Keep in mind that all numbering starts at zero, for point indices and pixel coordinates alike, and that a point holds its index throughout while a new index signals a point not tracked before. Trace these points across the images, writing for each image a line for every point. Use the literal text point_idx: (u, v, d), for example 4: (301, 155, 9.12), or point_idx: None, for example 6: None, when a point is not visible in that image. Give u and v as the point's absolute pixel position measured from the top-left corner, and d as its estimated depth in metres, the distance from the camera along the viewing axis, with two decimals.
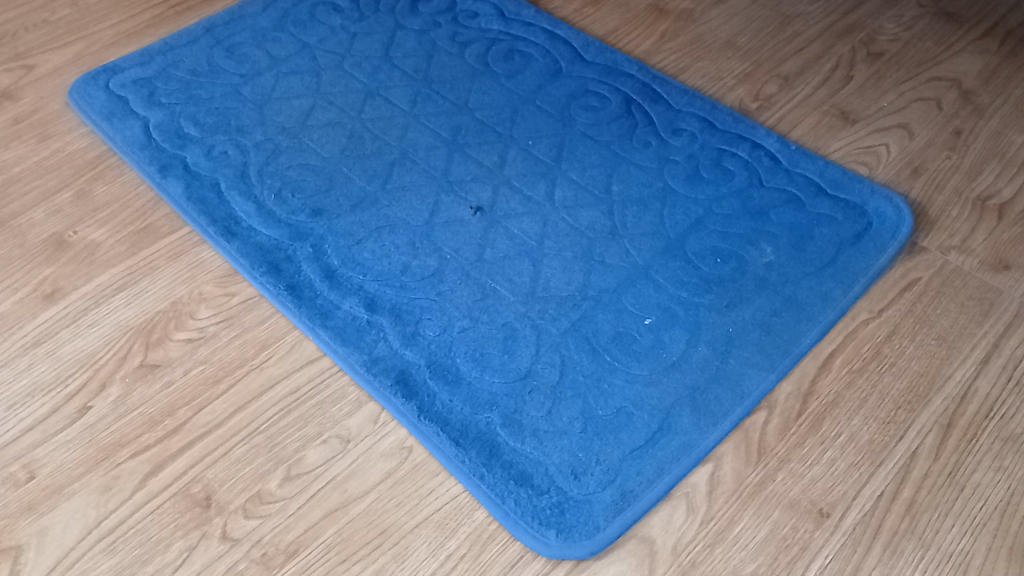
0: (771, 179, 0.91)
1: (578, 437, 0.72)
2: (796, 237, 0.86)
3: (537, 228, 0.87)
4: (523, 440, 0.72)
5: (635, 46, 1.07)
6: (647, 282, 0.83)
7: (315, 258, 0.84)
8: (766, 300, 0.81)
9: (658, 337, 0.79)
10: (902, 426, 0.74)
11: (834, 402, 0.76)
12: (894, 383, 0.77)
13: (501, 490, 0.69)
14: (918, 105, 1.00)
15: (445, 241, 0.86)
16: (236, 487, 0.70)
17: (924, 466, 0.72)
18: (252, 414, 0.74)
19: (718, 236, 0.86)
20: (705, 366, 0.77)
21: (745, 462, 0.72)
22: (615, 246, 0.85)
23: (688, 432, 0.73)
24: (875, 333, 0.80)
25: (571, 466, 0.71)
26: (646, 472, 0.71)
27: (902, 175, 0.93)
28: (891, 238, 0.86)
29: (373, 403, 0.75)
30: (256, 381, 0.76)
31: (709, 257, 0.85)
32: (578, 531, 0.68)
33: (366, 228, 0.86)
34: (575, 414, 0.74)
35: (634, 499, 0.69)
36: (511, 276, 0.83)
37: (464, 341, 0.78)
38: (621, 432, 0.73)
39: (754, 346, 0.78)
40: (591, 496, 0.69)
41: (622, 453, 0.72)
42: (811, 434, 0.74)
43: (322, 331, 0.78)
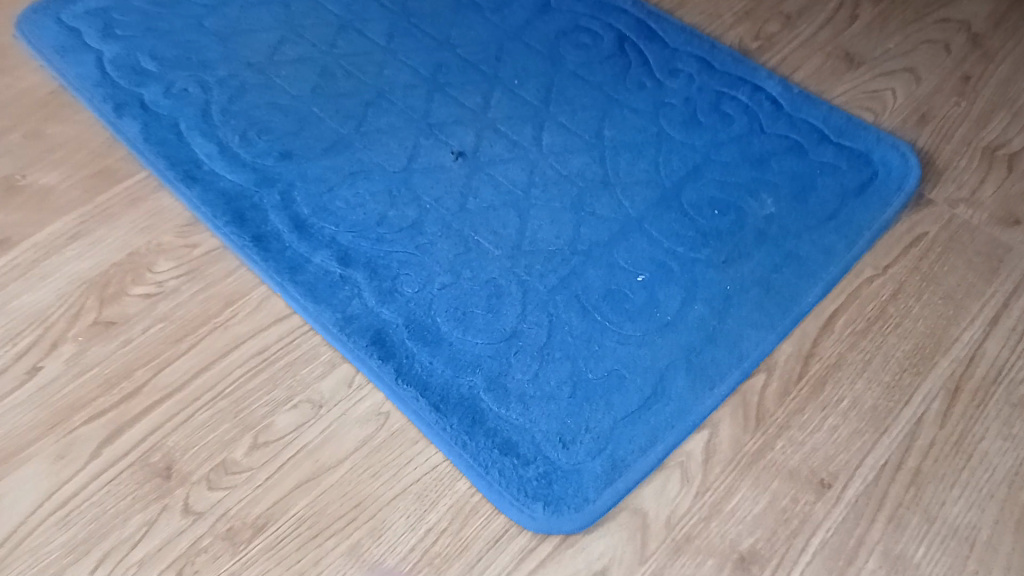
0: (772, 125, 0.86)
1: (566, 402, 0.68)
2: (798, 187, 0.81)
3: (524, 176, 0.81)
4: (508, 406, 0.68)
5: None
6: (640, 236, 0.78)
7: (283, 207, 0.78)
8: (766, 255, 0.77)
9: (652, 294, 0.74)
10: (907, 391, 0.71)
11: (837, 364, 0.71)
12: (899, 345, 0.73)
13: (484, 460, 0.65)
14: (925, 49, 0.94)
15: (424, 189, 0.80)
16: (200, 456, 0.65)
17: (930, 434, 0.69)
18: (216, 376, 0.69)
19: (716, 186, 0.81)
20: (702, 326, 0.72)
21: (742, 429, 0.68)
22: (606, 196, 0.80)
23: (683, 397, 0.69)
24: (879, 291, 0.76)
25: (559, 433, 0.67)
26: (639, 439, 0.67)
27: (908, 122, 0.88)
28: (896, 191, 0.81)
29: (347, 365, 0.70)
30: (220, 340, 0.70)
31: (707, 208, 0.79)
32: (566, 503, 0.63)
33: (339, 175, 0.80)
34: (563, 377, 0.69)
35: (625, 469, 0.65)
36: (496, 228, 0.78)
37: (445, 299, 0.73)
38: (612, 395, 0.69)
39: (754, 304, 0.74)
40: (579, 466, 0.65)
41: (613, 420, 0.67)
42: (813, 399, 0.70)
43: (292, 287, 0.73)
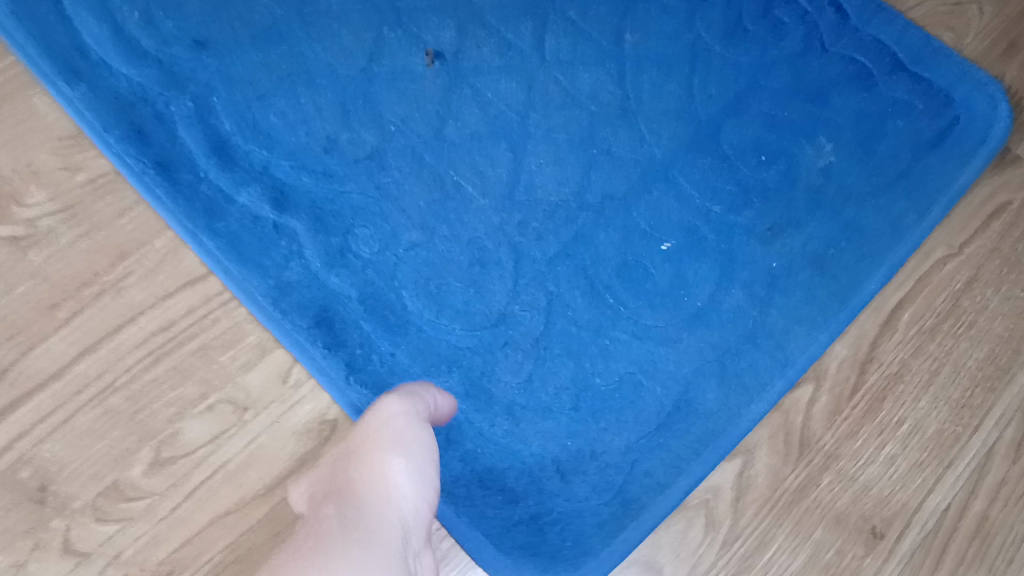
0: (837, 43, 0.66)
1: (566, 418, 0.55)
2: (863, 132, 0.64)
3: (520, 96, 0.62)
4: (494, 421, 0.54)
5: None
6: (666, 188, 0.61)
7: (199, 120, 0.58)
8: (820, 226, 0.61)
9: (679, 271, 0.59)
10: (978, 414, 0.58)
11: (898, 375, 0.58)
12: (972, 352, 0.59)
13: (462, 496, 0.53)
14: None
15: (388, 105, 0.60)
16: (83, 474, 0.49)
17: (1000, 470, 0.56)
18: (107, 361, 0.52)
19: (764, 123, 0.64)
20: (739, 319, 0.58)
21: (782, 459, 0.55)
22: (624, 132, 0.62)
23: (715, 414, 0.56)
24: (952, 278, 0.61)
25: (557, 460, 0.54)
26: (653, 471, 0.54)
27: (993, 52, 0.69)
28: (978, 147, 0.63)
29: (281, 351, 0.54)
30: (112, 309, 0.53)
31: (752, 154, 0.63)
32: (562, 558, 0.52)
33: (273, 77, 0.60)
34: (564, 383, 0.55)
35: (638, 513, 0.53)
36: (482, 168, 0.60)
37: (412, 265, 0.57)
38: (624, 411, 0.55)
39: (802, 292, 0.59)
40: (581, 506, 0.53)
41: (626, 444, 0.55)
42: (868, 421, 0.57)
43: (208, 239, 0.55)
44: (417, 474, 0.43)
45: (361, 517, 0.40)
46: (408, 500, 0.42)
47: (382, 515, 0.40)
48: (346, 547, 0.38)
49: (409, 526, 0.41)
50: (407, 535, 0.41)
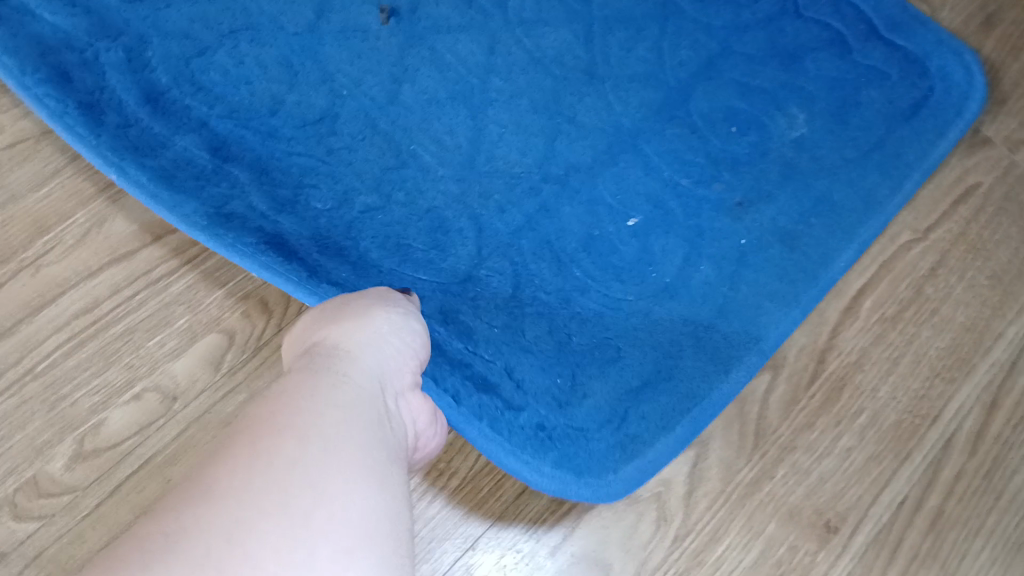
0: (812, 5, 0.63)
1: (549, 358, 0.52)
2: (838, 100, 0.61)
3: (481, 58, 0.58)
4: (478, 342, 0.51)
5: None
6: (632, 159, 0.58)
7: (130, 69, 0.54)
8: (791, 199, 0.58)
9: (647, 246, 0.56)
10: (937, 405, 0.56)
11: (858, 364, 0.57)
12: (933, 341, 0.58)
13: (462, 392, 0.49)
14: None
15: (338, 62, 0.56)
16: (2, 466, 0.46)
17: (956, 464, 0.55)
18: (26, 344, 0.48)
19: (735, 90, 0.61)
20: (711, 294, 0.56)
21: (737, 450, 0.54)
22: (590, 97, 0.59)
23: (694, 377, 0.53)
24: (917, 264, 0.60)
25: (550, 392, 0.52)
26: (651, 412, 0.52)
27: (969, 23, 0.66)
28: (956, 116, 0.61)
29: (214, 335, 0.50)
30: (31, 288, 0.49)
31: (722, 122, 0.60)
32: (585, 462, 0.50)
33: (215, 32, 0.56)
34: (542, 330, 0.53)
35: (642, 447, 0.51)
36: (440, 135, 0.56)
37: (370, 227, 0.53)
38: (609, 364, 0.53)
39: (774, 267, 0.56)
40: (584, 431, 0.51)
41: (616, 392, 0.53)
42: (826, 412, 0.55)
43: (135, 171, 0.50)
44: (403, 335, 0.39)
45: (346, 350, 0.36)
46: (400, 346, 0.39)
47: (364, 356, 0.36)
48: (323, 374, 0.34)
49: (391, 373, 0.37)
50: (398, 375, 0.37)
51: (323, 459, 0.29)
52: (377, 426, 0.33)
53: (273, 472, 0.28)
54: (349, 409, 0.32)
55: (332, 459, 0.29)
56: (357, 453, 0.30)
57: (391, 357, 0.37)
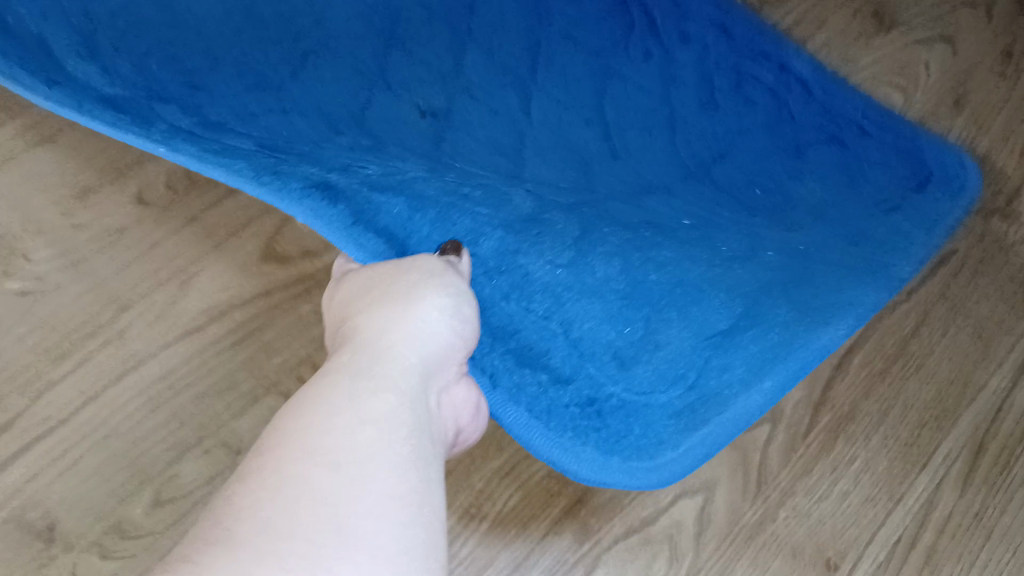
0: (804, 113, 0.69)
1: (617, 305, 0.55)
2: (852, 175, 0.64)
3: (513, 138, 0.62)
4: (530, 297, 0.54)
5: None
6: (665, 195, 0.61)
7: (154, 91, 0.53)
8: (834, 232, 0.60)
9: (707, 232, 0.59)
10: (926, 451, 0.62)
11: (850, 415, 0.62)
12: (920, 392, 0.63)
13: (498, 365, 0.51)
14: (965, 11, 0.82)
15: (387, 136, 0.59)
16: (89, 513, 0.53)
17: (948, 505, 0.60)
18: (110, 407, 0.56)
19: (744, 174, 0.64)
20: (785, 265, 0.57)
21: (741, 494, 0.59)
22: (617, 171, 0.62)
23: (781, 324, 0.54)
24: (901, 322, 0.65)
25: (614, 347, 0.55)
26: (725, 369, 0.54)
27: (940, 107, 0.77)
28: (958, 195, 0.65)
29: (271, 397, 0.57)
30: (113, 358, 0.57)
31: (744, 187, 0.63)
32: (635, 443, 0.52)
33: (261, 102, 0.56)
34: (612, 270, 0.55)
35: (717, 405, 0.52)
36: (491, 164, 0.60)
37: (427, 184, 0.53)
38: (691, 302, 0.55)
39: (835, 271, 0.57)
40: (648, 396, 0.54)
41: (692, 340, 0.55)
42: (822, 458, 0.60)
43: (184, 146, 0.49)
44: (451, 314, 0.41)
45: (392, 347, 0.38)
46: (439, 336, 0.40)
47: (406, 349, 0.38)
48: (369, 376, 0.35)
49: (432, 366, 0.39)
50: (427, 370, 0.38)
51: (356, 496, 0.30)
52: (418, 430, 0.35)
53: (302, 514, 0.29)
54: (386, 426, 0.34)
55: (359, 487, 0.31)
56: (383, 473, 0.32)
57: (433, 348, 0.39)
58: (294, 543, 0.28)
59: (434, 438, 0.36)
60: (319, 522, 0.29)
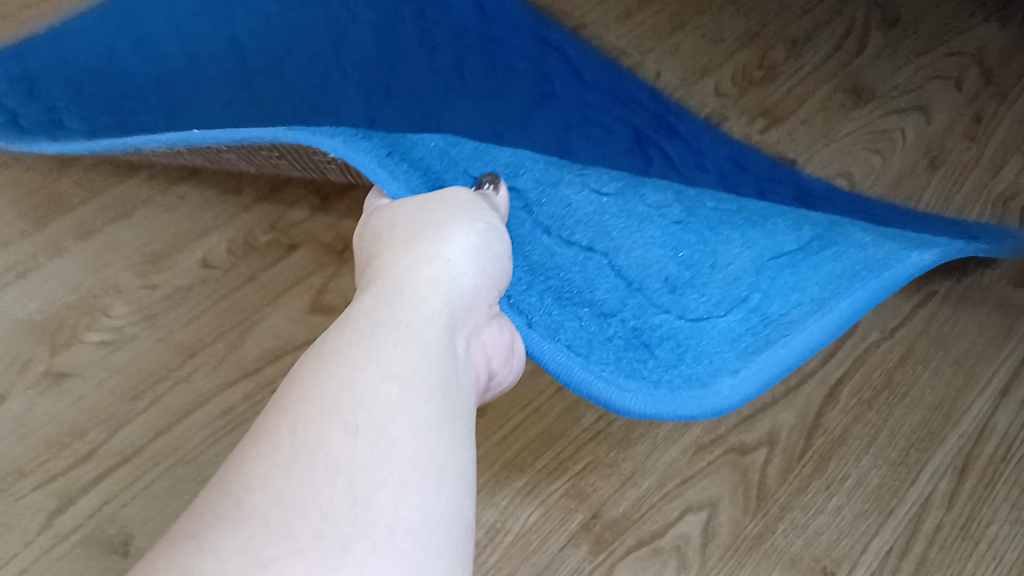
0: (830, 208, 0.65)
1: (668, 231, 0.63)
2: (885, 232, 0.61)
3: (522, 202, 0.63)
4: (578, 232, 0.64)
5: (603, 26, 0.92)
6: (699, 198, 0.64)
7: (195, 145, 0.63)
8: (859, 230, 0.61)
9: (745, 195, 0.64)
10: (914, 470, 0.67)
11: (841, 439, 0.68)
12: (907, 418, 0.69)
13: (541, 302, 0.61)
14: (935, 85, 0.91)
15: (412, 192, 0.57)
16: (158, 531, 0.60)
17: (937, 517, 0.65)
18: (178, 439, 0.63)
19: (765, 244, 0.62)
20: (814, 223, 0.62)
21: (742, 510, 0.64)
22: (648, 188, 0.65)
23: (822, 272, 0.60)
24: (887, 356, 0.72)
25: (664, 271, 0.63)
26: (786, 294, 0.61)
27: (917, 167, 0.84)
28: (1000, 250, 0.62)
29: None
30: (181, 397, 0.65)
31: (776, 222, 0.62)
32: (687, 370, 0.60)
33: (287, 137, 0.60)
34: (663, 197, 0.64)
35: (755, 353, 0.59)
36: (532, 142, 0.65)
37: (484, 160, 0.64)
38: (748, 227, 0.63)
39: (863, 256, 0.59)
40: (699, 321, 0.62)
41: (739, 266, 0.62)
42: (817, 477, 0.66)
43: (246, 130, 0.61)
44: (474, 250, 0.49)
45: (415, 296, 0.43)
46: (460, 281, 0.46)
47: (430, 294, 0.44)
48: (395, 330, 0.40)
49: (455, 309, 0.45)
50: (451, 319, 0.44)
51: (372, 462, 0.34)
52: (440, 381, 0.40)
53: (325, 479, 0.33)
54: (407, 384, 0.38)
55: (381, 456, 0.34)
56: (407, 441, 0.36)
57: (455, 291, 0.45)
58: (316, 512, 0.32)
59: (455, 373, 0.42)
60: (342, 489, 0.33)
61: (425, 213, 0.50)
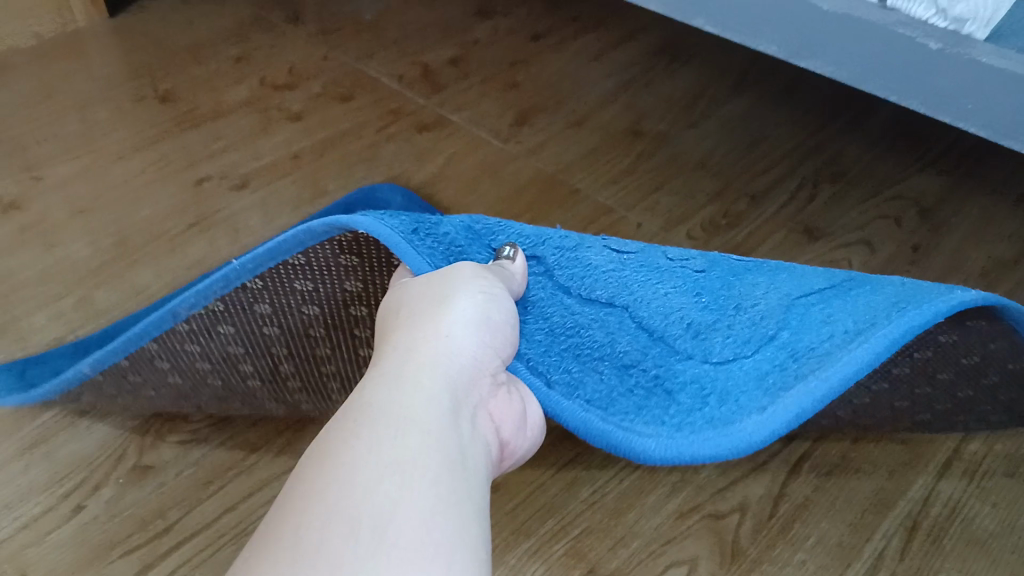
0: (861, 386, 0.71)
1: (688, 284, 0.69)
2: (897, 283, 0.65)
3: (541, 270, 0.68)
4: (597, 299, 0.67)
5: (593, 191, 1.11)
6: (723, 265, 0.71)
7: (240, 331, 0.70)
8: (881, 284, 0.65)
9: (761, 271, 0.71)
10: (870, 529, 0.77)
11: (803, 506, 0.79)
12: (861, 487, 0.81)
13: (552, 365, 0.60)
14: (879, 224, 1.07)
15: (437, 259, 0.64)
16: None
17: (891, 568, 0.74)
18: (241, 515, 0.77)
19: (791, 294, 0.66)
20: (830, 276, 0.68)
21: (720, 564, 0.74)
22: (666, 258, 0.72)
23: (848, 314, 0.61)
24: (842, 439, 0.85)
25: (687, 319, 0.65)
26: (816, 331, 0.61)
27: None
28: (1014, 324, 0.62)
29: None
30: (246, 483, 0.79)
31: (794, 279, 0.68)
32: (715, 412, 0.56)
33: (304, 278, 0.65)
34: (681, 255, 0.72)
35: (785, 389, 0.56)
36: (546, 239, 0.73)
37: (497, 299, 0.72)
38: (769, 273, 0.70)
39: (879, 297, 0.62)
40: (723, 365, 0.61)
41: (764, 309, 0.65)
42: (783, 537, 0.76)
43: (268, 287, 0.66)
44: (469, 336, 0.53)
45: (406, 390, 0.48)
46: (455, 368, 0.51)
47: (422, 383, 0.49)
48: (387, 422, 0.45)
49: (451, 392, 0.49)
50: (448, 401, 0.49)
51: (363, 549, 0.38)
52: (433, 459, 0.44)
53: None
54: (398, 467, 0.43)
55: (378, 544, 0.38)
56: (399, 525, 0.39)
57: (450, 375, 0.50)
58: None
59: (454, 446, 0.46)
60: None
61: (427, 303, 0.55)
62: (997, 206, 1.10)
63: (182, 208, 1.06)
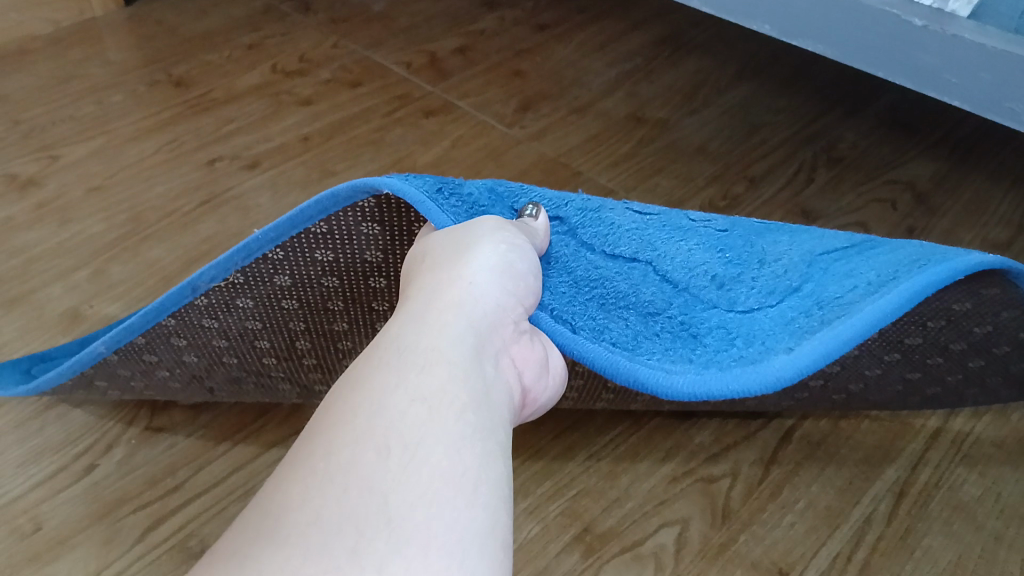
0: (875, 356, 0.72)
1: (709, 244, 0.74)
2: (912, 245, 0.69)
3: (562, 229, 0.71)
4: (619, 256, 0.70)
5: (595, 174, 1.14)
6: (743, 226, 0.76)
7: (260, 305, 0.70)
8: (897, 244, 0.70)
9: (781, 232, 0.75)
10: (858, 494, 0.79)
11: (793, 471, 0.81)
12: (851, 454, 0.83)
13: (575, 314, 0.63)
14: (874, 207, 1.09)
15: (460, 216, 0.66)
16: None
17: (878, 530, 0.76)
18: (248, 474, 0.79)
19: (812, 253, 0.71)
20: (848, 237, 0.72)
21: (711, 524, 0.76)
22: (687, 219, 0.77)
23: (868, 270, 0.66)
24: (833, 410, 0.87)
25: (710, 274, 0.70)
26: (839, 285, 0.66)
27: None
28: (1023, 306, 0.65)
29: None
30: (254, 445, 0.82)
31: (815, 239, 0.73)
32: (742, 354, 0.61)
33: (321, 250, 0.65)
34: (704, 218, 0.77)
35: (809, 334, 0.61)
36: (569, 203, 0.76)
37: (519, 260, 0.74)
38: (787, 235, 0.75)
39: (895, 254, 0.68)
40: (747, 313, 0.66)
41: (787, 264, 0.70)
42: (773, 500, 0.78)
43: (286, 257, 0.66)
44: (495, 282, 0.55)
45: (435, 326, 0.49)
46: (482, 309, 0.52)
47: (450, 321, 0.50)
48: (416, 355, 0.47)
49: (478, 331, 0.51)
50: (473, 340, 0.50)
51: (394, 476, 0.40)
52: (462, 393, 0.46)
53: (360, 499, 0.38)
54: (427, 399, 0.44)
55: (410, 471, 0.40)
56: (430, 454, 0.41)
57: (476, 315, 0.52)
58: (348, 533, 0.37)
59: (481, 382, 0.48)
60: (376, 507, 0.38)
61: (451, 252, 0.57)
62: (991, 189, 1.12)
63: (194, 187, 1.09)
